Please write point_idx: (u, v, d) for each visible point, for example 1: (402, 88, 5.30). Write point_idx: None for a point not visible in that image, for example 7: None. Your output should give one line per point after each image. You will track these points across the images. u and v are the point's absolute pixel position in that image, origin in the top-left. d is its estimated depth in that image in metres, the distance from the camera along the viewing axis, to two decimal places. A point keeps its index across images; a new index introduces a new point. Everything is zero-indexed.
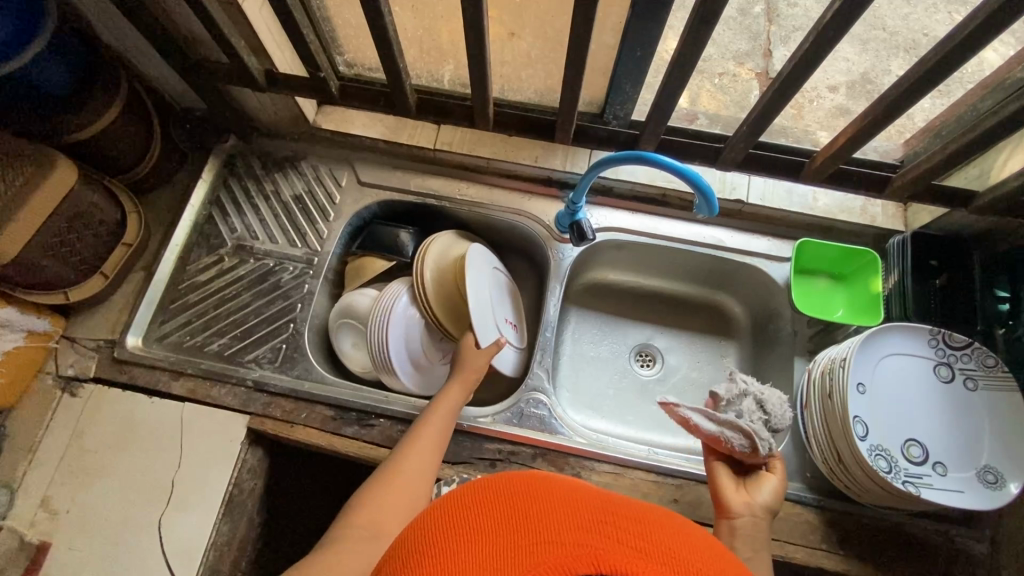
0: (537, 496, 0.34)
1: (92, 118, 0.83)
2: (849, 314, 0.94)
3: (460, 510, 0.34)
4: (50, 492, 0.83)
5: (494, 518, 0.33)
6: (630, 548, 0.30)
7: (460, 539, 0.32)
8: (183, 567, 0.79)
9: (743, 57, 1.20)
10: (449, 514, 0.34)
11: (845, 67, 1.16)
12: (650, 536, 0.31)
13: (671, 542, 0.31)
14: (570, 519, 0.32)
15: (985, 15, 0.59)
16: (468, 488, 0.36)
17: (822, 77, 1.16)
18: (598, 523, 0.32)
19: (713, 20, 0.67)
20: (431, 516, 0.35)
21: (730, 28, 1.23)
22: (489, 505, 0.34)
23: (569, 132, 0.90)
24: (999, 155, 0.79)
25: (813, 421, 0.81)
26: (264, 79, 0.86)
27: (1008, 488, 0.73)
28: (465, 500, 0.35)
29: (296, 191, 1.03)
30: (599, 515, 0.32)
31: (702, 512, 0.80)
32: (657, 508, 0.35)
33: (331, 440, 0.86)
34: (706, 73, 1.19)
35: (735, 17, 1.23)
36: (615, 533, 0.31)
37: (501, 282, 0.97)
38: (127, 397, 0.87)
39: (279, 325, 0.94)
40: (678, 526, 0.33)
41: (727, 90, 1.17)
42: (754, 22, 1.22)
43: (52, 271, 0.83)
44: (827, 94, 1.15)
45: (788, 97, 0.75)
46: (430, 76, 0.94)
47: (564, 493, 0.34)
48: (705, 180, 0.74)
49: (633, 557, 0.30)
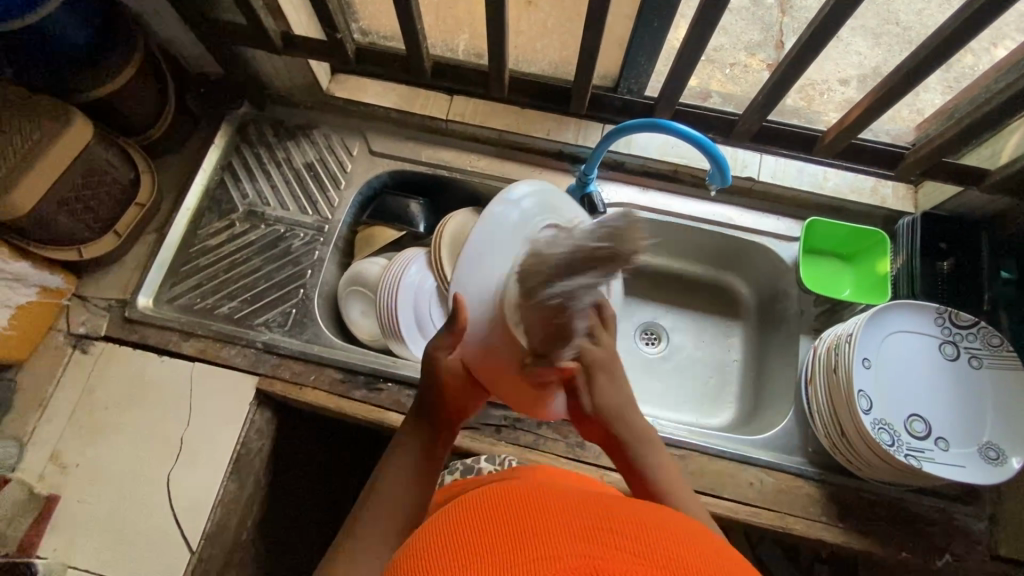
0: (534, 513, 0.36)
1: (108, 76, 0.83)
2: (855, 294, 0.95)
3: (460, 536, 0.36)
4: (60, 446, 0.84)
5: (494, 540, 0.35)
6: (628, 554, 0.33)
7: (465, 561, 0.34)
8: (191, 521, 0.80)
9: (755, 48, 1.19)
10: (452, 541, 0.36)
11: (857, 61, 1.16)
12: (645, 542, 0.34)
13: (662, 544, 0.34)
14: (566, 531, 0.34)
15: None
16: (466, 515, 0.38)
17: (834, 69, 1.17)
18: (595, 533, 0.34)
19: None
20: (427, 548, 0.37)
21: (742, 18, 1.21)
22: (486, 530, 0.36)
23: (584, 100, 0.90)
24: (1011, 135, 0.80)
25: (817, 395, 0.82)
26: (280, 41, 0.86)
27: (1009, 464, 0.74)
28: (465, 522, 0.37)
29: (308, 159, 1.03)
30: (594, 525, 0.35)
31: (704, 482, 0.81)
32: (643, 516, 0.38)
33: (340, 403, 0.86)
34: (716, 63, 1.19)
35: (747, 6, 1.21)
36: (613, 541, 0.34)
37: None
38: (137, 356, 0.88)
39: (289, 290, 0.95)
40: (666, 528, 0.37)
41: (738, 81, 1.18)
42: (766, 12, 1.20)
43: (66, 227, 0.83)
44: (838, 88, 1.16)
45: (802, 70, 0.75)
46: (445, 45, 0.94)
47: (555, 510, 0.37)
48: (716, 146, 0.74)
49: (630, 561, 0.32)
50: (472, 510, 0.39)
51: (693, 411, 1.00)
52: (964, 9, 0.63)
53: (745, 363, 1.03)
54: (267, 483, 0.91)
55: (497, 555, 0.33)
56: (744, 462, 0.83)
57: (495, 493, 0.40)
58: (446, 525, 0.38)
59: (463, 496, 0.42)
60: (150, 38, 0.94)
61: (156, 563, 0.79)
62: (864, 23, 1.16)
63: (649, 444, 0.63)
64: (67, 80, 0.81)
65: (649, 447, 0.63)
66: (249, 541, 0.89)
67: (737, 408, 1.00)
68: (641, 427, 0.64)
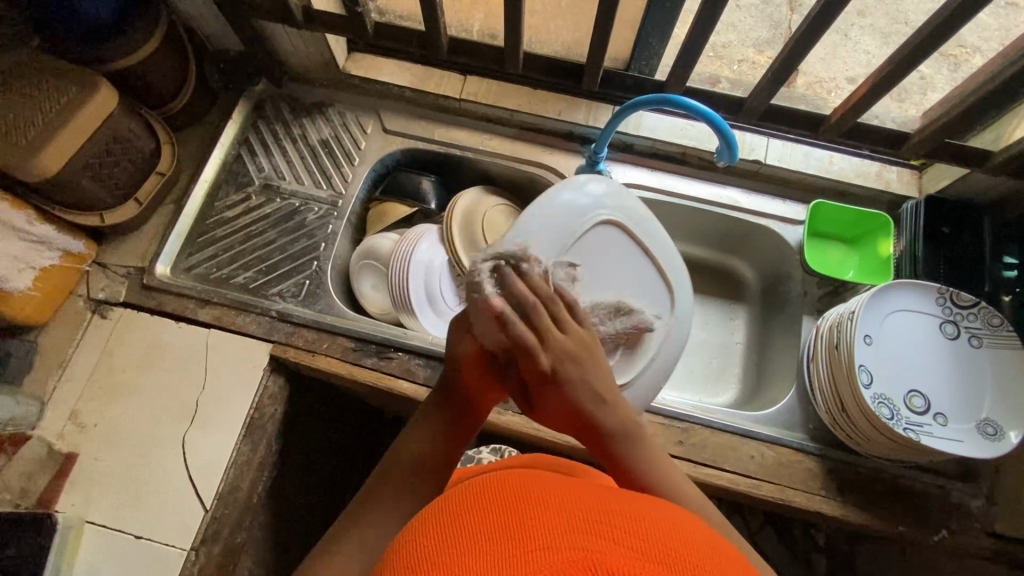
0: (531, 505, 0.35)
1: (134, 46, 0.86)
2: (859, 275, 0.97)
3: (454, 528, 0.35)
4: (78, 407, 0.86)
5: (487, 531, 0.33)
6: (626, 548, 0.31)
7: (454, 554, 0.32)
8: (205, 481, 0.82)
9: (763, 45, 1.21)
10: (445, 532, 0.35)
11: (864, 59, 1.18)
12: (646, 537, 0.32)
13: (663, 541, 0.32)
14: (562, 525, 0.32)
15: None
16: (464, 509, 0.36)
17: (842, 68, 1.17)
18: (593, 526, 0.32)
19: None
20: (420, 540, 0.35)
21: (752, 16, 1.23)
22: (480, 519, 0.34)
23: (597, 77, 0.92)
24: (1013, 119, 0.82)
25: (819, 371, 0.84)
26: (301, 16, 0.89)
27: (1007, 439, 0.75)
28: (462, 517, 0.36)
29: (323, 135, 1.05)
30: (594, 518, 0.33)
31: (705, 454, 0.83)
32: (648, 512, 0.36)
33: (351, 370, 0.89)
34: (725, 59, 1.20)
35: (757, 4, 1.24)
36: (611, 535, 0.32)
37: (614, 263, 0.76)
38: (154, 322, 0.90)
39: (303, 262, 0.97)
40: (676, 528, 0.34)
41: (745, 76, 1.18)
42: (775, 10, 1.23)
43: (90, 192, 0.85)
44: (846, 85, 1.16)
45: (807, 50, 0.77)
46: (461, 26, 0.98)
47: (556, 501, 0.35)
48: (726, 124, 0.77)
49: (627, 555, 0.30)
50: (469, 502, 0.37)
51: (696, 390, 1.01)
52: None
53: (748, 345, 1.05)
54: (278, 450, 0.93)
55: (489, 546, 0.32)
56: (746, 436, 0.85)
57: (494, 485, 0.39)
58: (443, 516, 0.37)
59: (463, 489, 0.40)
60: (174, 13, 0.97)
61: (171, 520, 0.81)
62: (873, 23, 1.19)
63: (635, 439, 0.61)
64: (94, 50, 0.84)
65: (635, 442, 0.60)
66: (260, 506, 0.91)
67: (739, 389, 1.01)
68: (623, 421, 0.61)
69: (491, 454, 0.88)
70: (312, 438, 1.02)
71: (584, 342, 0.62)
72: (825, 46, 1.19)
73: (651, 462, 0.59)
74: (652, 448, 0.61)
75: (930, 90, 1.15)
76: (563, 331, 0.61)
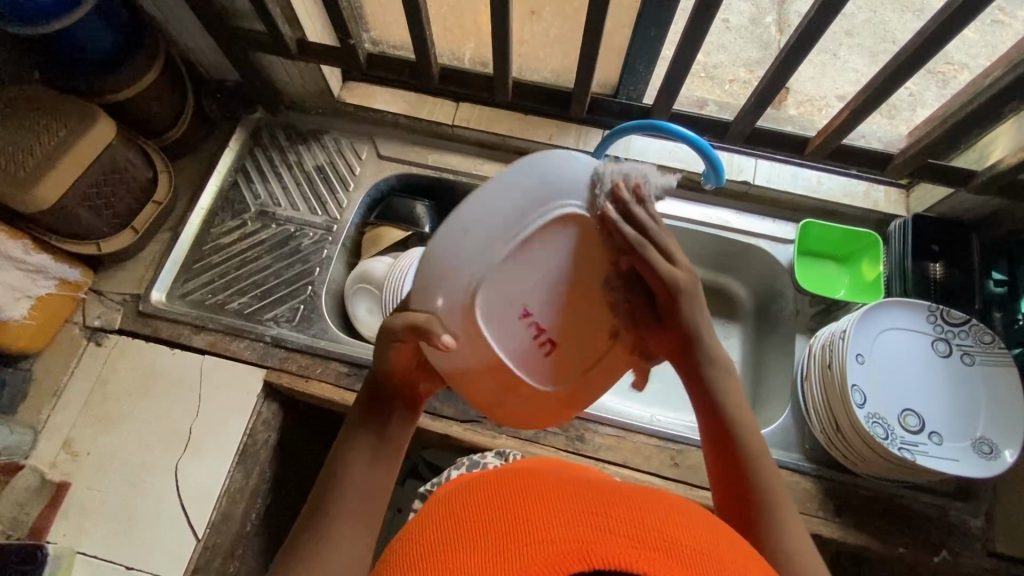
0: (535, 501, 0.37)
1: (131, 80, 0.87)
2: (850, 295, 0.98)
3: (457, 530, 0.38)
4: (72, 435, 0.86)
5: (492, 531, 0.36)
6: (620, 535, 0.33)
7: (461, 553, 0.35)
8: (197, 510, 0.82)
9: (753, 65, 1.23)
10: (448, 536, 0.38)
11: (854, 77, 1.20)
12: (641, 525, 0.34)
13: (653, 526, 0.34)
14: (561, 519, 0.35)
15: (959, 4, 0.65)
16: (467, 514, 0.39)
17: (832, 87, 1.19)
18: (587, 519, 0.34)
19: (713, 12, 0.73)
20: (432, 542, 0.38)
21: (742, 37, 1.26)
22: (485, 523, 0.37)
23: (584, 104, 0.94)
24: (994, 141, 0.83)
25: (813, 391, 0.83)
26: (296, 48, 0.91)
27: (1003, 457, 0.75)
28: (466, 522, 0.38)
29: (318, 162, 1.07)
30: (588, 510, 0.35)
31: (701, 476, 0.84)
32: (639, 499, 0.38)
33: (344, 395, 0.89)
34: (717, 79, 1.22)
35: (746, 26, 1.27)
36: (607, 524, 0.34)
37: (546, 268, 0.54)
38: (149, 349, 0.91)
39: (298, 287, 0.97)
40: (664, 512, 0.37)
41: (737, 95, 1.20)
42: (765, 31, 1.26)
43: (87, 221, 0.87)
44: (836, 103, 1.18)
45: (786, 76, 0.80)
46: (453, 55, 1.01)
47: (552, 498, 0.37)
48: (712, 149, 0.77)
49: (623, 543, 0.33)
50: (472, 506, 0.40)
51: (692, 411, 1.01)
52: (933, 19, 0.68)
53: (743, 363, 1.03)
54: (271, 476, 0.92)
55: (492, 546, 0.35)
56: None
57: (505, 481, 0.42)
58: (446, 524, 0.39)
59: (462, 495, 0.43)
60: (172, 46, 1.00)
61: (162, 550, 0.80)
62: (861, 42, 1.22)
63: (729, 378, 0.59)
64: (93, 83, 0.86)
65: (721, 371, 0.58)
66: (252, 534, 0.90)
67: None
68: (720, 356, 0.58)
69: (496, 459, 0.79)
70: (305, 462, 1.01)
71: (692, 274, 0.54)
72: (815, 65, 1.21)
73: (730, 395, 0.58)
74: (733, 381, 0.59)
75: (919, 106, 1.17)
76: (676, 266, 0.53)
